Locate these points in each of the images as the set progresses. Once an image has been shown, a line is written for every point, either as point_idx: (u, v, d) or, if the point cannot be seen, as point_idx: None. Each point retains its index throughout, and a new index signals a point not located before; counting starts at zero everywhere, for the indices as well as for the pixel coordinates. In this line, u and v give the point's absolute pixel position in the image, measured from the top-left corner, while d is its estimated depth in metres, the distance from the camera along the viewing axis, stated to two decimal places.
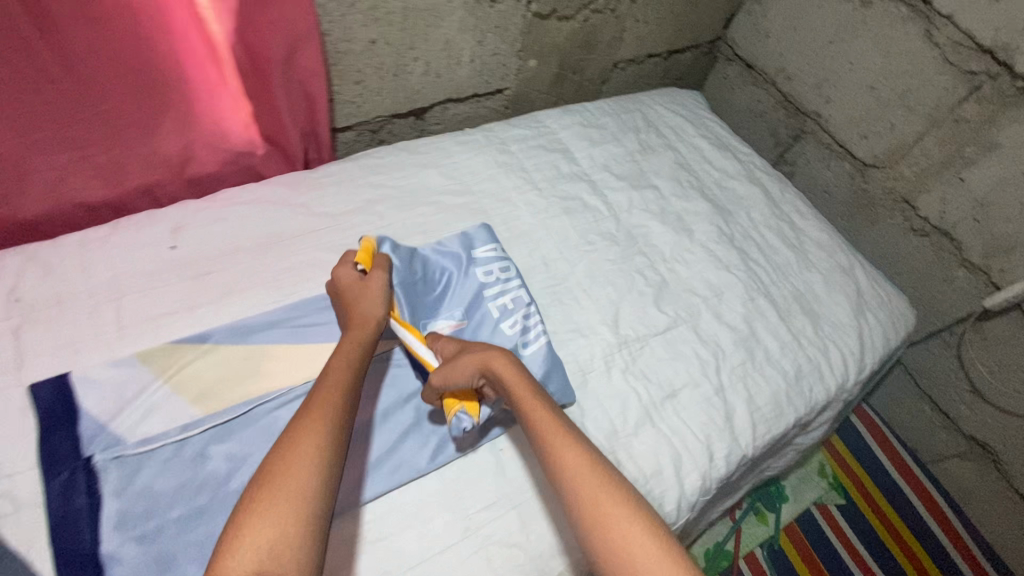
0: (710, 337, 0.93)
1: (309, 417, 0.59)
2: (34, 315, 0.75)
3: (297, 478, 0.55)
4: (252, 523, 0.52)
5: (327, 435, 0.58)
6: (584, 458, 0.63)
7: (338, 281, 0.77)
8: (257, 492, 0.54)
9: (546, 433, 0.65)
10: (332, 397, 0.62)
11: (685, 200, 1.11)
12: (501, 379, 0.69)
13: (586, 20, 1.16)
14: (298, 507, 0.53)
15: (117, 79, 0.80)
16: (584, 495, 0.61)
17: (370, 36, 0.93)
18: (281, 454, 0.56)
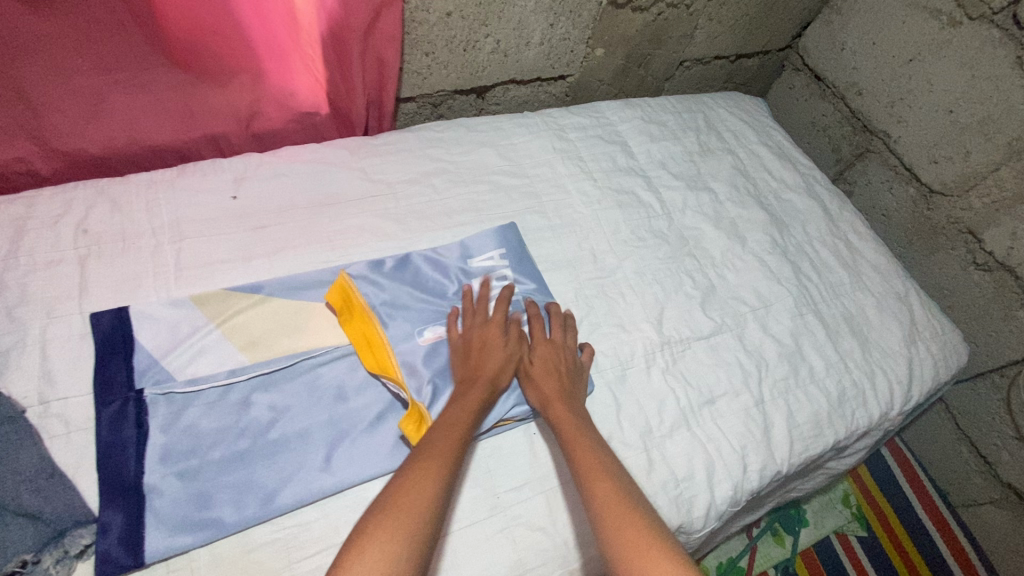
0: (754, 347, 0.91)
1: (419, 461, 0.62)
2: (100, 248, 0.78)
3: (406, 520, 0.56)
4: (357, 559, 0.52)
5: (442, 479, 0.61)
6: (621, 496, 0.63)
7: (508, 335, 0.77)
8: (365, 529, 0.55)
9: (587, 466, 0.66)
10: (448, 442, 0.64)
11: (741, 208, 1.09)
12: (557, 414, 0.72)
13: (659, 13, 1.13)
14: (400, 549, 0.54)
15: (200, 33, 0.82)
16: (621, 532, 0.59)
17: (446, 7, 0.93)
18: (389, 496, 0.58)
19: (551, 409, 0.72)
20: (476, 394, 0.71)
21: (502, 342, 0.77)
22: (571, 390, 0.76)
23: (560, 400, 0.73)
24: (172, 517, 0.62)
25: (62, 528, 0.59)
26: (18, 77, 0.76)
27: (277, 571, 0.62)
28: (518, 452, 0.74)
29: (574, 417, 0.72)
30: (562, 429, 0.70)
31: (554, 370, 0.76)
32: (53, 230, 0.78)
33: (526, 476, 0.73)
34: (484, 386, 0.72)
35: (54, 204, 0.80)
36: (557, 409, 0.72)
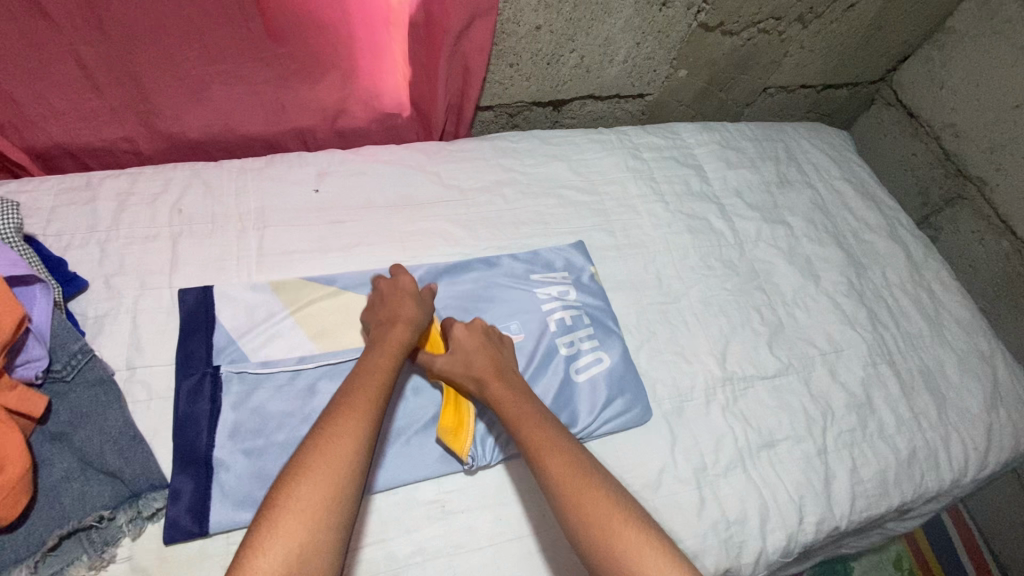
0: (821, 394, 0.87)
1: (336, 419, 0.60)
2: (192, 227, 0.82)
3: (325, 484, 0.55)
4: (277, 528, 0.52)
5: (355, 439, 0.59)
6: (574, 467, 0.63)
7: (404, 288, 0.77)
8: (277, 507, 0.54)
9: (533, 437, 0.65)
10: (362, 400, 0.62)
11: (817, 245, 1.04)
12: (493, 390, 0.70)
13: (749, 38, 1.10)
14: (322, 513, 0.54)
15: (302, 29, 0.88)
16: (579, 503, 0.61)
17: (537, 21, 0.93)
18: (302, 462, 0.56)
19: (486, 386, 0.70)
20: (398, 338, 0.70)
21: (404, 297, 0.75)
22: (500, 361, 0.73)
23: (493, 373, 0.71)
24: (237, 493, 0.65)
25: (138, 489, 0.63)
26: (136, 57, 0.84)
27: None
28: None
29: (511, 389, 0.70)
30: (500, 401, 0.69)
31: (467, 344, 0.73)
32: (152, 206, 0.83)
33: None
34: (404, 328, 0.72)
35: (155, 182, 0.85)
36: (492, 382, 0.70)
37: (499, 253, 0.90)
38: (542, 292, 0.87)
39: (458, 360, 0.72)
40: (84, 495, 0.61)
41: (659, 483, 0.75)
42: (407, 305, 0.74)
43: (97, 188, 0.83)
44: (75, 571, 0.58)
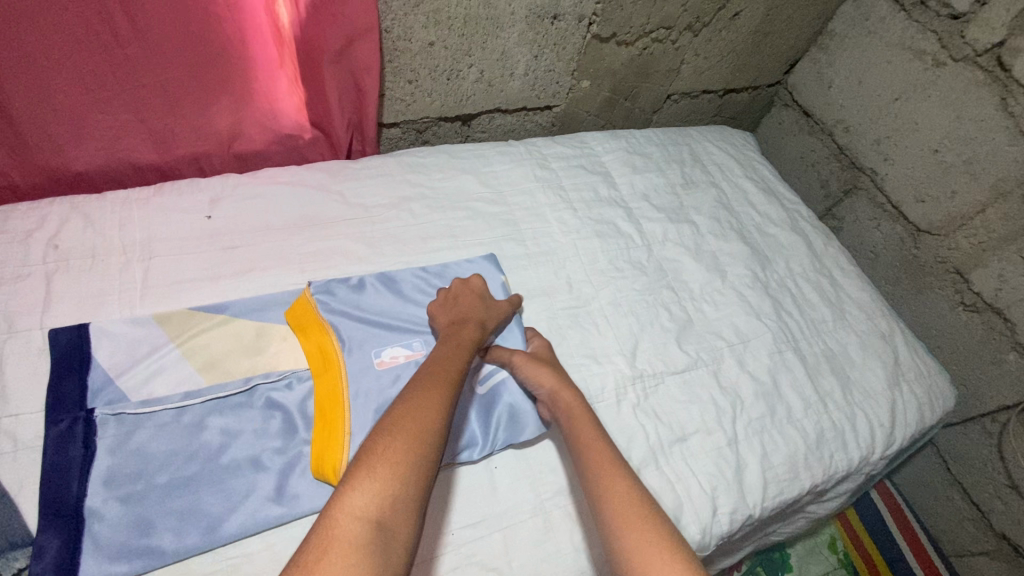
0: (730, 385, 0.89)
1: (426, 384, 0.65)
2: (70, 263, 0.78)
3: (417, 444, 0.59)
4: (365, 478, 0.55)
5: (442, 408, 0.63)
6: (631, 489, 0.64)
7: (470, 290, 0.82)
8: (373, 451, 0.57)
9: (598, 459, 0.67)
10: (449, 375, 0.67)
11: (722, 241, 1.08)
12: (566, 402, 0.73)
13: (644, 48, 1.15)
14: (410, 470, 0.57)
15: (182, 54, 0.84)
16: (627, 531, 0.60)
17: (428, 37, 0.93)
18: (399, 423, 0.60)
19: (556, 399, 0.74)
20: (467, 332, 0.75)
21: (489, 304, 0.81)
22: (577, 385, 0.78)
23: (572, 390, 0.75)
24: (112, 543, 0.60)
25: (2, 548, 0.59)
26: (1, 91, 0.77)
27: None
28: (478, 486, 0.72)
29: (587, 408, 0.73)
30: (575, 415, 0.71)
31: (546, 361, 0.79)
32: (25, 244, 0.78)
33: (485, 510, 0.71)
34: (474, 325, 0.77)
35: (29, 219, 0.81)
36: (569, 400, 0.73)
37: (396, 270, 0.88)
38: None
39: (529, 363, 0.77)
40: None
41: (572, 487, 0.74)
42: (484, 305, 0.81)
43: None
44: None
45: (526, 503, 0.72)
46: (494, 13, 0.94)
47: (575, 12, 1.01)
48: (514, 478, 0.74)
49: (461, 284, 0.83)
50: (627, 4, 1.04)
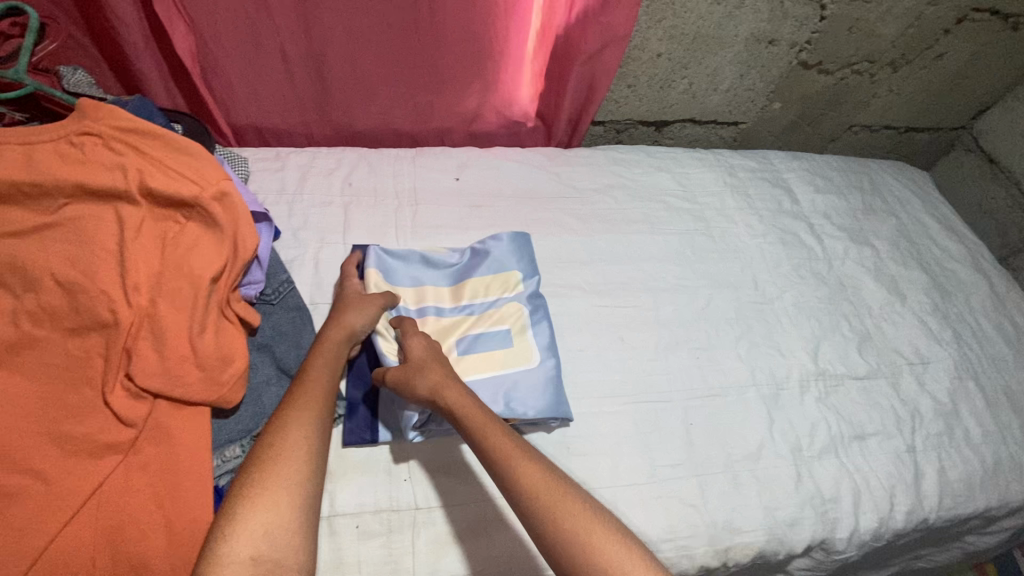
0: (909, 399, 0.93)
1: (289, 411, 0.62)
2: (359, 198, 0.97)
3: (280, 473, 0.56)
4: (244, 515, 0.53)
5: (310, 435, 0.61)
6: (548, 477, 0.61)
7: (342, 293, 0.79)
8: (233, 496, 0.55)
9: (504, 455, 0.62)
10: (305, 399, 0.64)
11: (902, 266, 1.12)
12: (451, 397, 0.67)
13: (842, 78, 1.22)
14: (287, 497, 0.55)
15: (460, 46, 1.01)
16: (558, 522, 0.58)
17: (659, 49, 1.07)
18: (256, 461, 0.57)
19: (437, 397, 0.67)
20: (331, 349, 0.71)
21: (346, 309, 0.76)
22: (448, 370, 0.71)
23: (447, 382, 0.69)
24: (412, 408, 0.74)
25: None
26: (326, 59, 0.98)
27: (472, 475, 0.72)
28: (676, 435, 0.82)
29: (467, 401, 0.67)
30: (462, 417, 0.66)
31: (422, 356, 0.72)
32: (328, 179, 0.98)
33: (683, 457, 0.80)
34: (338, 332, 0.73)
35: (330, 159, 1.01)
36: (449, 397, 0.67)
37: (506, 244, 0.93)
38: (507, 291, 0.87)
39: (413, 375, 0.69)
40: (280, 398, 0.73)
41: (760, 455, 0.82)
42: (351, 308, 0.75)
43: (285, 160, 0.99)
44: None
45: (719, 460, 0.80)
46: (721, 33, 1.06)
47: (790, 39, 1.10)
48: (708, 436, 0.82)
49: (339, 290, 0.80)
50: (841, 35, 1.12)
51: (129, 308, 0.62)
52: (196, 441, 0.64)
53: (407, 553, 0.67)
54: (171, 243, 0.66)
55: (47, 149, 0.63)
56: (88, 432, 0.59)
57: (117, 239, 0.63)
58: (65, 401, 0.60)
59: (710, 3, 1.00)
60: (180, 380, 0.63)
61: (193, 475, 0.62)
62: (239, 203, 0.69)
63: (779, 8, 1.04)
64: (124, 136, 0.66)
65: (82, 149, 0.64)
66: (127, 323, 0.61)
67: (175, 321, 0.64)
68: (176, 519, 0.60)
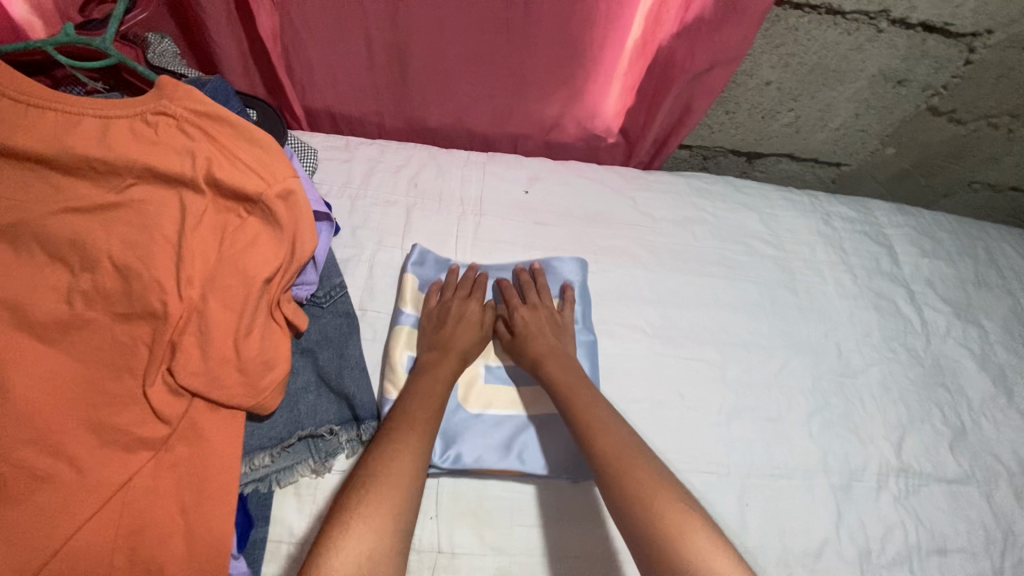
0: (1003, 515, 0.82)
1: (406, 426, 0.62)
2: (423, 201, 0.93)
3: (390, 492, 0.55)
4: (354, 526, 0.52)
5: (419, 460, 0.59)
6: (626, 446, 0.64)
7: (453, 304, 0.79)
8: (346, 505, 0.54)
9: (588, 420, 0.66)
10: (423, 417, 0.64)
11: (1013, 356, 0.99)
12: (550, 370, 0.73)
13: (975, 130, 1.07)
14: (393, 518, 0.54)
15: (552, 50, 0.94)
16: (627, 483, 0.60)
17: (769, 77, 0.96)
18: (368, 475, 0.57)
19: (540, 365, 0.74)
20: (449, 366, 0.72)
21: (467, 325, 0.77)
22: (555, 345, 0.77)
23: (551, 355, 0.75)
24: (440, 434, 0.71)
25: (362, 415, 0.69)
26: (409, 49, 0.93)
27: (499, 523, 0.68)
28: (729, 513, 0.74)
29: (567, 374, 0.73)
30: (558, 387, 0.71)
31: (531, 323, 0.79)
32: (394, 176, 0.94)
33: (735, 541, 0.72)
34: (455, 357, 0.73)
35: (398, 156, 0.97)
36: (550, 368, 0.73)
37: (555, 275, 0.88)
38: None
39: (523, 340, 0.77)
40: (315, 407, 0.70)
41: (821, 553, 0.73)
42: (469, 333, 0.76)
43: (353, 152, 0.95)
44: (301, 471, 0.66)
45: (775, 550, 0.72)
46: (844, 67, 0.94)
47: (924, 81, 0.97)
48: (764, 519, 0.74)
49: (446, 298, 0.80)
50: (986, 83, 0.97)
51: (180, 301, 0.60)
52: (227, 446, 0.62)
53: None
54: (229, 236, 0.63)
55: (123, 126, 0.61)
56: (123, 424, 0.58)
57: (177, 228, 0.61)
58: (105, 388, 0.58)
59: (840, 32, 0.89)
60: (219, 382, 0.61)
61: (219, 482, 0.60)
62: (303, 201, 0.65)
63: (919, 47, 0.91)
64: (197, 120, 0.63)
65: (155, 129, 0.62)
66: (175, 316, 0.59)
67: (223, 320, 0.61)
68: (197, 527, 0.58)
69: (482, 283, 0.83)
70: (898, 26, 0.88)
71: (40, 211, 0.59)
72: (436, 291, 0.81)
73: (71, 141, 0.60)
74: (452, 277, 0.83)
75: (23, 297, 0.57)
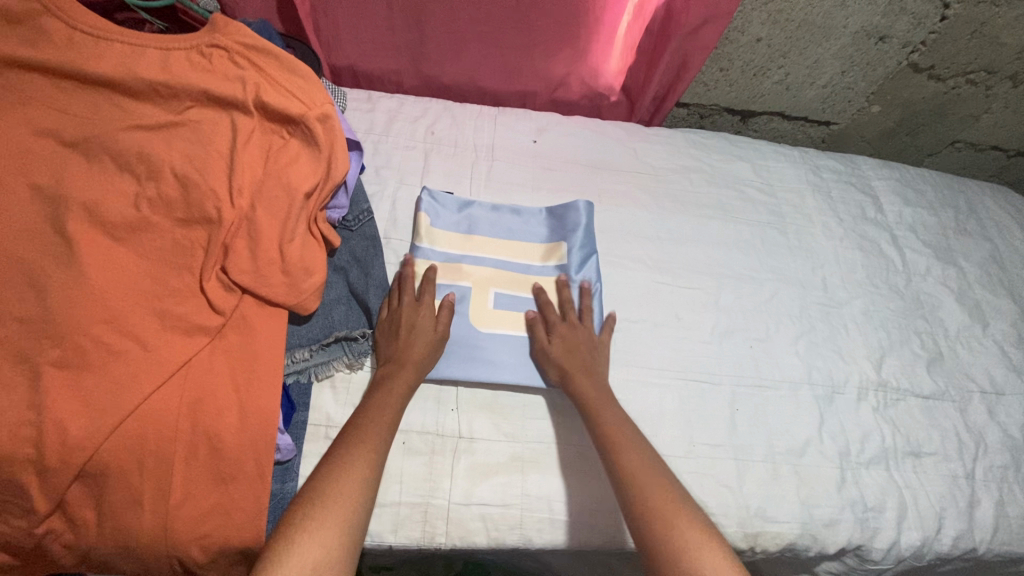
0: (976, 428, 0.89)
1: (355, 439, 0.63)
2: (440, 147, 1.01)
3: (339, 506, 0.57)
4: (303, 534, 0.54)
5: (369, 474, 0.60)
6: (646, 464, 0.65)
7: (399, 314, 0.76)
8: (292, 517, 0.55)
9: (613, 436, 0.68)
10: (373, 430, 0.64)
11: (990, 293, 1.06)
12: (581, 387, 0.74)
13: (954, 87, 1.14)
14: (338, 532, 0.55)
15: (556, 10, 1.01)
16: (643, 497, 0.62)
17: (760, 34, 1.04)
18: (316, 489, 0.58)
19: (570, 379, 0.75)
20: (404, 378, 0.71)
21: (415, 334, 0.74)
22: (588, 361, 0.77)
23: (583, 372, 0.75)
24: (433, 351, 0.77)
25: (385, 324, 0.77)
26: (426, 8, 1.01)
27: (513, 416, 0.76)
28: (721, 416, 0.81)
29: (596, 391, 0.74)
30: (589, 405, 0.72)
31: (568, 336, 0.79)
32: (413, 125, 1.02)
33: (726, 440, 0.79)
34: (411, 369, 0.72)
35: (416, 108, 1.05)
36: (583, 384, 0.74)
37: (561, 211, 0.94)
38: (552, 261, 0.90)
39: (554, 352, 0.77)
40: (347, 316, 0.78)
41: (805, 452, 0.80)
42: (421, 340, 0.74)
43: (375, 103, 1.04)
44: (336, 366, 0.75)
45: (762, 449, 0.80)
46: (828, 23, 1.02)
47: (903, 38, 1.04)
48: (752, 423, 0.81)
49: (394, 307, 0.77)
50: (961, 39, 1.05)
51: (231, 209, 0.68)
52: (272, 338, 0.70)
53: (445, 475, 0.71)
54: (273, 155, 0.71)
55: (181, 56, 0.70)
56: (184, 313, 0.66)
57: (229, 146, 0.70)
58: (167, 282, 0.66)
59: None
60: (266, 281, 0.69)
61: (266, 367, 0.68)
62: (338, 127, 0.73)
63: (897, 3, 0.98)
64: (246, 52, 0.71)
65: (209, 59, 0.70)
66: (228, 221, 0.68)
67: (268, 226, 0.69)
68: (247, 404, 0.66)
69: (429, 281, 0.80)
70: None
71: (111, 128, 0.67)
72: (387, 301, 0.78)
73: (137, 68, 0.68)
74: (407, 279, 0.80)
75: (96, 200, 0.65)
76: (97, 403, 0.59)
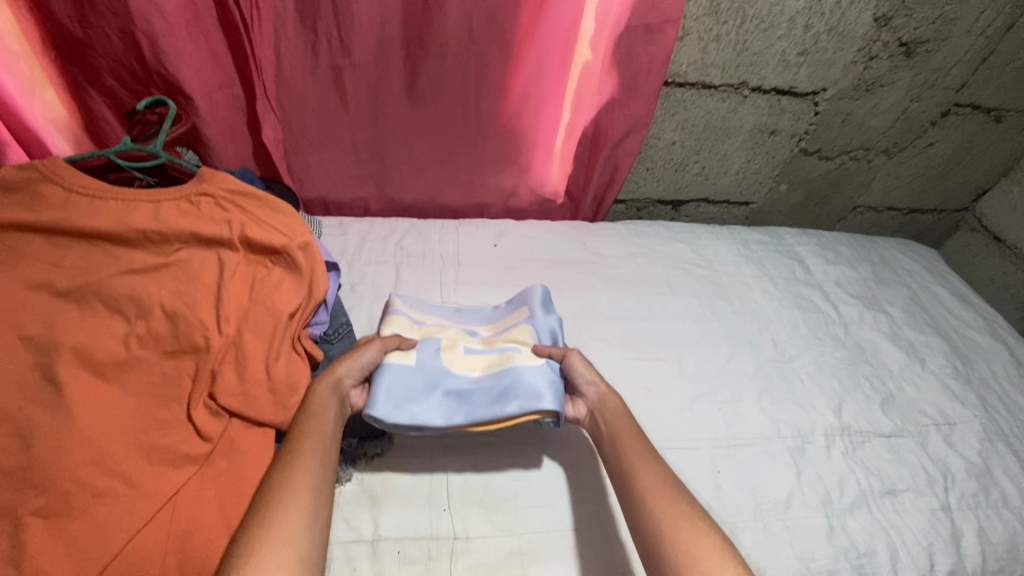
0: (939, 459, 0.95)
1: (293, 447, 0.65)
2: (408, 260, 1.09)
3: (280, 511, 0.57)
4: (253, 541, 0.54)
5: (312, 473, 0.62)
6: (665, 483, 0.67)
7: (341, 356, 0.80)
8: (243, 528, 0.56)
9: (627, 454, 0.71)
10: (308, 435, 0.66)
11: (918, 332, 1.17)
12: (608, 411, 0.77)
13: (842, 164, 1.35)
14: (293, 525, 0.56)
15: (500, 137, 1.17)
16: (660, 514, 0.63)
17: (673, 138, 1.22)
18: (261, 498, 0.59)
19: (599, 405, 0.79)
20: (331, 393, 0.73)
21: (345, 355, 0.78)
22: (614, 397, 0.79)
23: (610, 400, 0.79)
24: (399, 397, 0.75)
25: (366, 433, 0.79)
26: (386, 144, 1.15)
27: (507, 508, 0.77)
28: (706, 483, 0.84)
29: (619, 417, 0.76)
30: (613, 428, 0.75)
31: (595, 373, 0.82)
32: (382, 243, 1.11)
33: (714, 503, 0.82)
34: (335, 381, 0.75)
35: (384, 228, 1.15)
36: (608, 409, 0.77)
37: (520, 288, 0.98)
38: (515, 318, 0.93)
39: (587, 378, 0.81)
40: None
41: (789, 505, 0.83)
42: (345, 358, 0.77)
43: (347, 227, 1.13)
44: None
45: (749, 508, 0.82)
46: (727, 125, 1.22)
47: (790, 130, 1.25)
48: (734, 483, 0.85)
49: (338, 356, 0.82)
50: (836, 126, 1.27)
51: (220, 337, 0.73)
52: (261, 459, 0.70)
53: None
54: (258, 283, 0.78)
55: (172, 205, 0.78)
56: (172, 444, 0.67)
57: (217, 280, 0.76)
58: (155, 416, 0.68)
59: (716, 100, 1.17)
60: (253, 401, 0.71)
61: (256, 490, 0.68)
62: (318, 253, 0.82)
63: (777, 105, 1.20)
64: (232, 198, 0.80)
65: (198, 206, 0.79)
66: (216, 349, 0.72)
67: (255, 349, 0.74)
68: None
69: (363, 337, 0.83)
70: (757, 92, 1.17)
71: (104, 275, 0.73)
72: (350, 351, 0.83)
73: (131, 220, 0.76)
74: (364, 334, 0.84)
75: (86, 344, 0.68)
76: (81, 550, 0.57)
